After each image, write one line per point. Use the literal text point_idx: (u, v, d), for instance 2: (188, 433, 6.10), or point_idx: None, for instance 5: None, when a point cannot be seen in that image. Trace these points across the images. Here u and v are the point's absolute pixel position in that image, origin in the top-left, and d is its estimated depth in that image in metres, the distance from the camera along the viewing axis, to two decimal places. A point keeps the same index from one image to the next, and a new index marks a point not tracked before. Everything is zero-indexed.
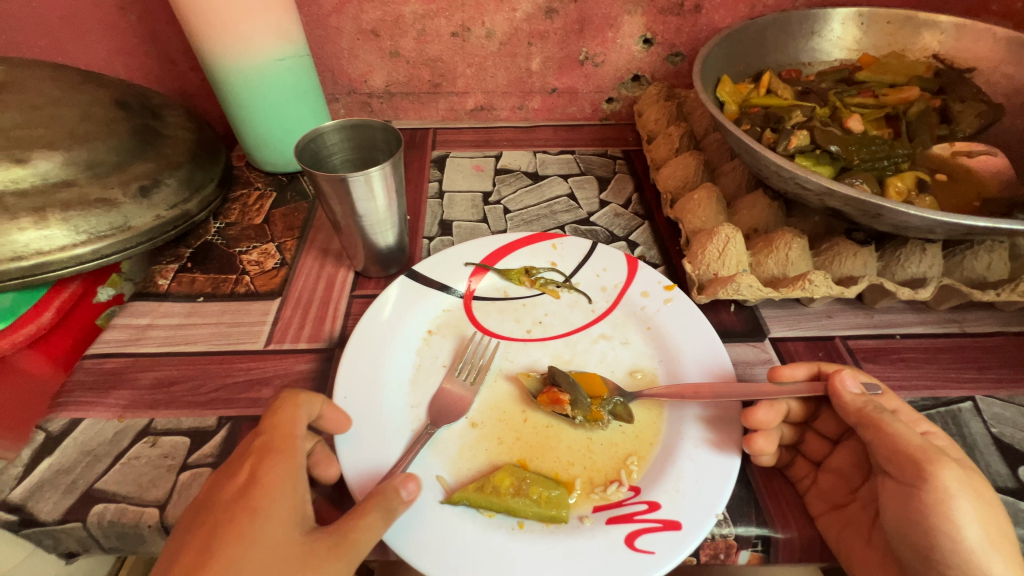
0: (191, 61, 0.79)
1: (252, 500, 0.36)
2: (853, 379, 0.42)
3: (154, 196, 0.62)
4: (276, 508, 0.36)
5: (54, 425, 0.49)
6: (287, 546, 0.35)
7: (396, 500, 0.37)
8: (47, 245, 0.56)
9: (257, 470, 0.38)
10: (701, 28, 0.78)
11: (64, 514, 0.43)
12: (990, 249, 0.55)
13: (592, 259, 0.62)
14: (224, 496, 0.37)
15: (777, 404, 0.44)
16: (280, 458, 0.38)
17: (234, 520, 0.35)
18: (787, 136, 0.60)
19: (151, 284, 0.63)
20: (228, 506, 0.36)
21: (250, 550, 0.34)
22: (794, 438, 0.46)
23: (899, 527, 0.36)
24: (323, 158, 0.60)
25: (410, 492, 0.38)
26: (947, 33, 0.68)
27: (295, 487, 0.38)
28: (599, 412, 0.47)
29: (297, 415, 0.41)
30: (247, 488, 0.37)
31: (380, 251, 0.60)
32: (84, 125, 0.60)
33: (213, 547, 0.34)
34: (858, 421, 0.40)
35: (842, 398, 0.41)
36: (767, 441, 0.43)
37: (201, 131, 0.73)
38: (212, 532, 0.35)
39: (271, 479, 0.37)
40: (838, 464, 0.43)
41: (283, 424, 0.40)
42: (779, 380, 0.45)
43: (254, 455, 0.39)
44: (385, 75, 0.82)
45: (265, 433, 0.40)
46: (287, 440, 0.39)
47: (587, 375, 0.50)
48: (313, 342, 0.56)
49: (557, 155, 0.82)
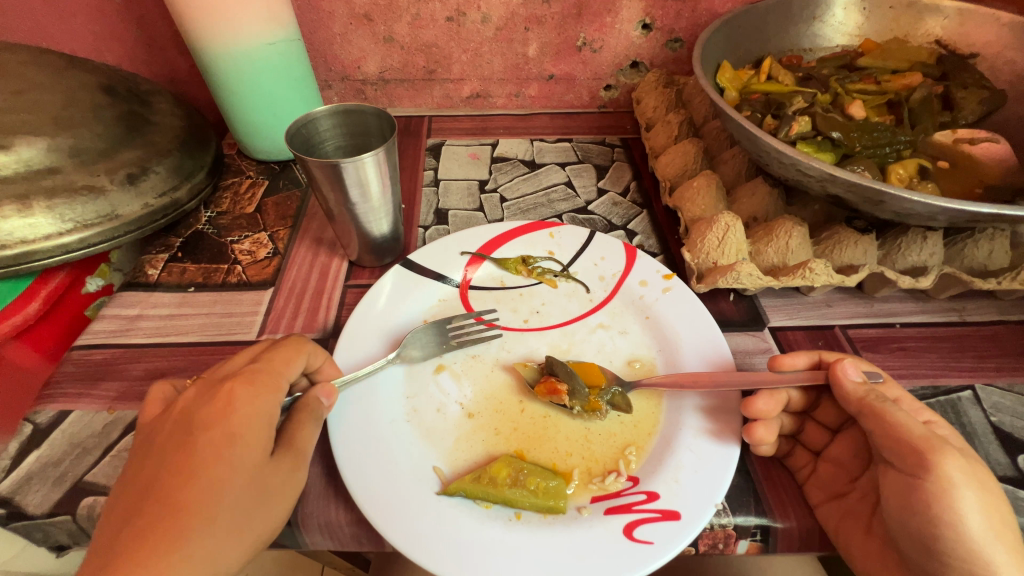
0: (179, 46, 0.77)
1: (231, 426, 0.36)
2: (855, 368, 0.42)
3: (142, 183, 0.60)
4: (254, 435, 0.36)
5: (42, 417, 0.48)
6: (262, 469, 0.36)
7: (320, 407, 0.41)
8: (32, 233, 0.54)
9: (235, 397, 0.37)
10: (701, 13, 0.76)
11: (52, 507, 0.42)
12: (991, 237, 0.54)
13: (590, 247, 0.61)
14: (201, 419, 0.36)
15: (777, 394, 0.43)
16: (263, 389, 0.38)
17: (210, 445, 0.35)
18: (788, 122, 0.59)
19: (141, 274, 0.62)
20: (202, 428, 0.35)
21: (229, 473, 0.34)
22: (794, 428, 0.45)
23: (901, 518, 0.36)
24: (315, 144, 0.58)
25: (325, 402, 0.41)
26: (950, 18, 0.67)
27: (271, 412, 0.38)
28: (597, 402, 0.47)
29: (296, 358, 0.41)
30: (224, 411, 0.36)
31: (374, 240, 0.59)
32: (68, 111, 0.58)
33: (189, 467, 0.34)
34: (859, 410, 0.40)
35: (844, 388, 0.41)
36: (767, 430, 0.43)
37: (191, 118, 0.71)
38: (184, 452, 0.34)
39: (253, 407, 0.37)
40: (838, 453, 0.42)
41: (276, 362, 0.40)
42: (779, 370, 0.45)
43: (234, 380, 0.38)
44: (378, 61, 0.80)
45: (257, 364, 0.40)
46: (272, 376, 0.39)
47: (585, 365, 0.50)
48: (307, 333, 0.55)
49: (554, 143, 0.80)
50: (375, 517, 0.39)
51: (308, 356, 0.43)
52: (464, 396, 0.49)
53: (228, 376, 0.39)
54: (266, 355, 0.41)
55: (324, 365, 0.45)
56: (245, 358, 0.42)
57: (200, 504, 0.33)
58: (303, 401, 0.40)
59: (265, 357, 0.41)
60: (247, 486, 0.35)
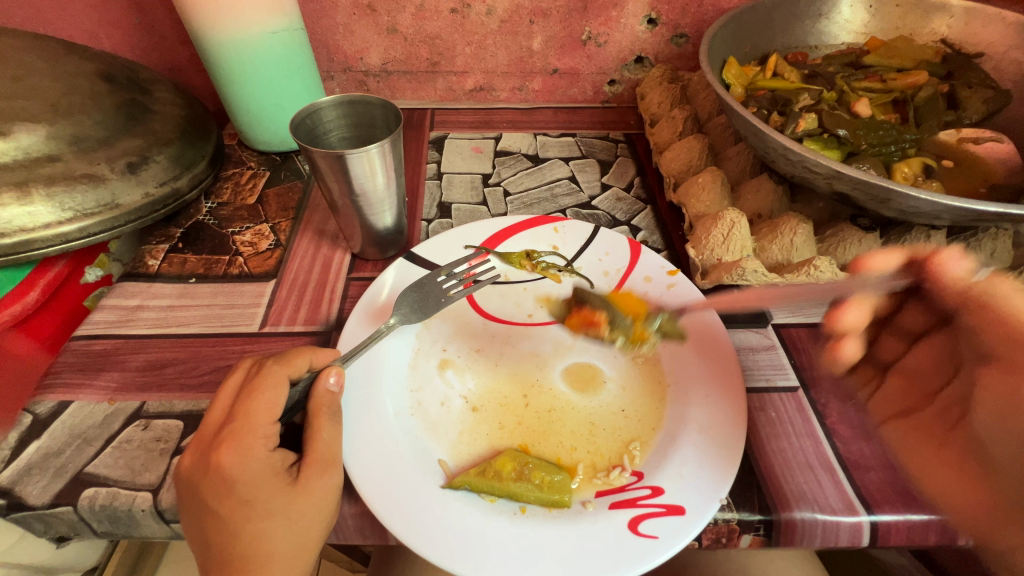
0: (179, 34, 0.76)
1: (241, 493, 0.37)
2: (960, 259, 0.41)
3: (143, 172, 0.60)
4: (266, 492, 0.38)
5: (43, 408, 0.48)
6: (290, 508, 0.38)
7: (328, 386, 0.42)
8: (30, 222, 0.53)
9: (224, 464, 0.37)
10: (707, 9, 0.76)
11: (53, 498, 0.42)
12: (994, 237, 0.54)
13: (594, 243, 0.61)
14: (206, 488, 0.37)
15: (864, 302, 0.45)
16: (250, 446, 0.38)
17: (230, 512, 0.37)
18: (795, 119, 0.60)
19: (142, 264, 0.61)
20: (216, 500, 0.37)
21: (268, 524, 0.38)
22: (870, 337, 0.50)
23: (999, 415, 0.39)
24: (320, 135, 0.58)
25: (334, 382, 0.42)
26: (957, 17, 0.67)
27: (272, 463, 0.39)
28: (644, 332, 0.51)
29: (277, 396, 0.40)
30: (226, 484, 0.37)
31: (378, 232, 0.59)
32: (68, 98, 0.57)
33: (231, 527, 0.37)
34: (964, 303, 0.42)
35: (944, 282, 0.42)
36: (855, 347, 0.47)
37: (191, 108, 0.70)
38: (214, 518, 0.37)
39: (249, 466, 0.37)
40: (915, 364, 0.48)
41: (253, 409, 0.39)
42: (864, 270, 0.43)
43: (220, 447, 0.38)
44: (381, 52, 0.80)
45: (236, 419, 0.39)
46: (251, 426, 0.38)
47: (626, 298, 0.53)
48: (310, 325, 0.55)
49: (557, 138, 0.80)
50: (380, 509, 0.39)
51: (290, 379, 0.42)
52: (468, 390, 0.49)
53: (215, 435, 0.39)
54: (242, 400, 0.40)
55: (316, 365, 0.44)
56: (226, 402, 0.41)
57: (258, 551, 0.38)
58: (317, 399, 0.41)
59: (242, 407, 0.39)
60: (290, 525, 0.38)
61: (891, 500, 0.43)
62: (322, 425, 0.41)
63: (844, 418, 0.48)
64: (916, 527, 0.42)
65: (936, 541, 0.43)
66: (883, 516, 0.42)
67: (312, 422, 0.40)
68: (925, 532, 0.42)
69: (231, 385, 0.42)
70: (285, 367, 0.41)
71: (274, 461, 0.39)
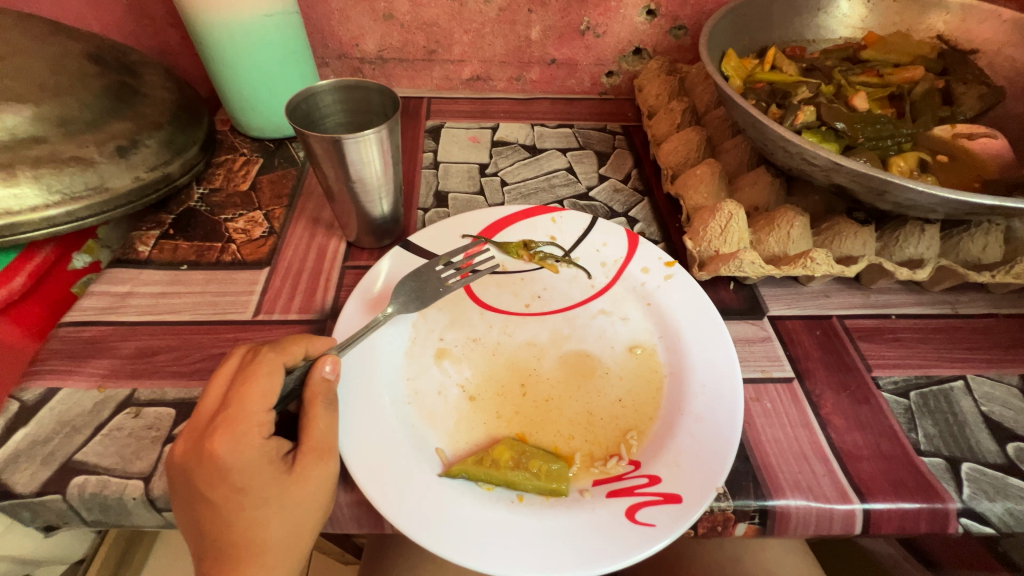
0: (170, 16, 0.74)
1: (236, 481, 0.37)
2: None
3: (133, 156, 0.58)
4: (261, 480, 0.37)
5: (29, 395, 0.47)
6: (286, 496, 0.38)
7: (323, 374, 0.41)
8: (17, 204, 0.52)
9: (218, 451, 0.36)
10: (705, 2, 0.76)
11: (41, 487, 0.41)
12: (986, 231, 0.55)
13: (591, 233, 0.61)
14: (200, 475, 0.37)
15: None
16: (243, 432, 0.37)
17: (223, 499, 0.37)
18: (793, 111, 0.60)
19: (131, 250, 0.60)
20: (209, 487, 0.37)
21: (263, 512, 0.37)
22: None
23: None
24: (316, 120, 0.57)
25: (329, 370, 0.42)
26: (953, 13, 0.67)
27: (266, 451, 0.38)
28: None
29: (273, 384, 0.39)
30: (219, 471, 0.36)
31: (374, 220, 0.58)
32: (55, 79, 0.56)
33: (225, 514, 0.37)
34: None
35: None
36: None
37: (182, 91, 0.69)
38: (206, 506, 0.37)
39: (242, 454, 0.37)
40: None
41: (250, 396, 0.38)
42: None
43: (213, 435, 0.37)
44: (377, 39, 0.78)
45: (229, 407, 0.38)
46: (246, 413, 0.38)
47: None
48: (304, 313, 0.54)
49: (555, 129, 0.80)
50: (377, 497, 0.38)
51: (286, 367, 0.41)
52: (465, 378, 0.49)
53: (209, 423, 0.38)
54: (236, 388, 0.39)
55: (311, 353, 0.43)
56: (219, 389, 0.40)
57: (252, 540, 0.37)
58: (313, 387, 0.41)
59: (237, 394, 0.38)
60: (286, 513, 0.38)
61: (883, 489, 0.43)
62: (317, 415, 0.40)
63: (838, 408, 0.48)
64: (907, 515, 0.42)
65: (927, 530, 0.43)
66: (876, 504, 0.42)
67: (308, 410, 0.40)
68: (917, 520, 0.42)
69: (225, 373, 0.41)
70: (280, 355, 0.41)
71: (269, 449, 0.38)
